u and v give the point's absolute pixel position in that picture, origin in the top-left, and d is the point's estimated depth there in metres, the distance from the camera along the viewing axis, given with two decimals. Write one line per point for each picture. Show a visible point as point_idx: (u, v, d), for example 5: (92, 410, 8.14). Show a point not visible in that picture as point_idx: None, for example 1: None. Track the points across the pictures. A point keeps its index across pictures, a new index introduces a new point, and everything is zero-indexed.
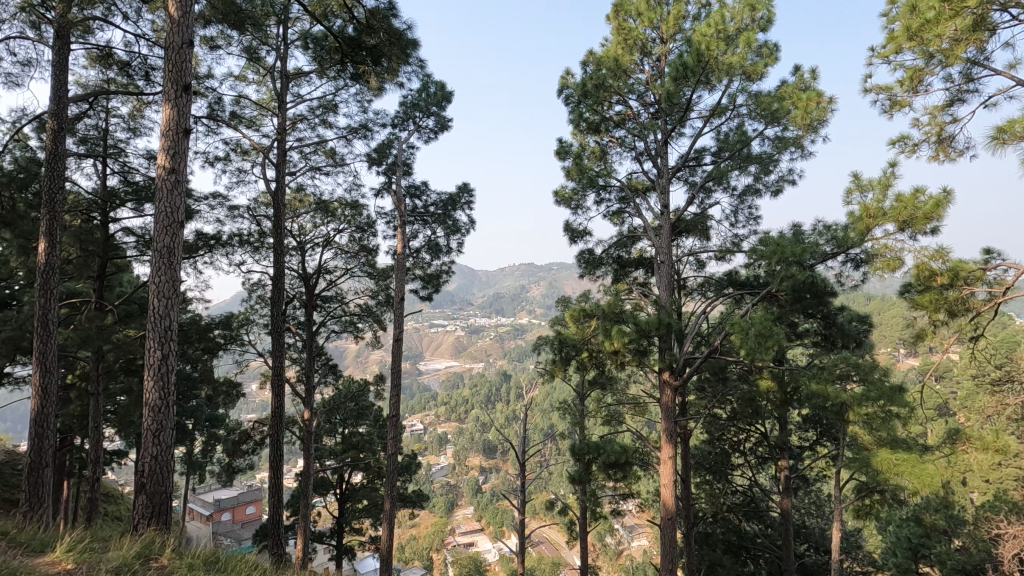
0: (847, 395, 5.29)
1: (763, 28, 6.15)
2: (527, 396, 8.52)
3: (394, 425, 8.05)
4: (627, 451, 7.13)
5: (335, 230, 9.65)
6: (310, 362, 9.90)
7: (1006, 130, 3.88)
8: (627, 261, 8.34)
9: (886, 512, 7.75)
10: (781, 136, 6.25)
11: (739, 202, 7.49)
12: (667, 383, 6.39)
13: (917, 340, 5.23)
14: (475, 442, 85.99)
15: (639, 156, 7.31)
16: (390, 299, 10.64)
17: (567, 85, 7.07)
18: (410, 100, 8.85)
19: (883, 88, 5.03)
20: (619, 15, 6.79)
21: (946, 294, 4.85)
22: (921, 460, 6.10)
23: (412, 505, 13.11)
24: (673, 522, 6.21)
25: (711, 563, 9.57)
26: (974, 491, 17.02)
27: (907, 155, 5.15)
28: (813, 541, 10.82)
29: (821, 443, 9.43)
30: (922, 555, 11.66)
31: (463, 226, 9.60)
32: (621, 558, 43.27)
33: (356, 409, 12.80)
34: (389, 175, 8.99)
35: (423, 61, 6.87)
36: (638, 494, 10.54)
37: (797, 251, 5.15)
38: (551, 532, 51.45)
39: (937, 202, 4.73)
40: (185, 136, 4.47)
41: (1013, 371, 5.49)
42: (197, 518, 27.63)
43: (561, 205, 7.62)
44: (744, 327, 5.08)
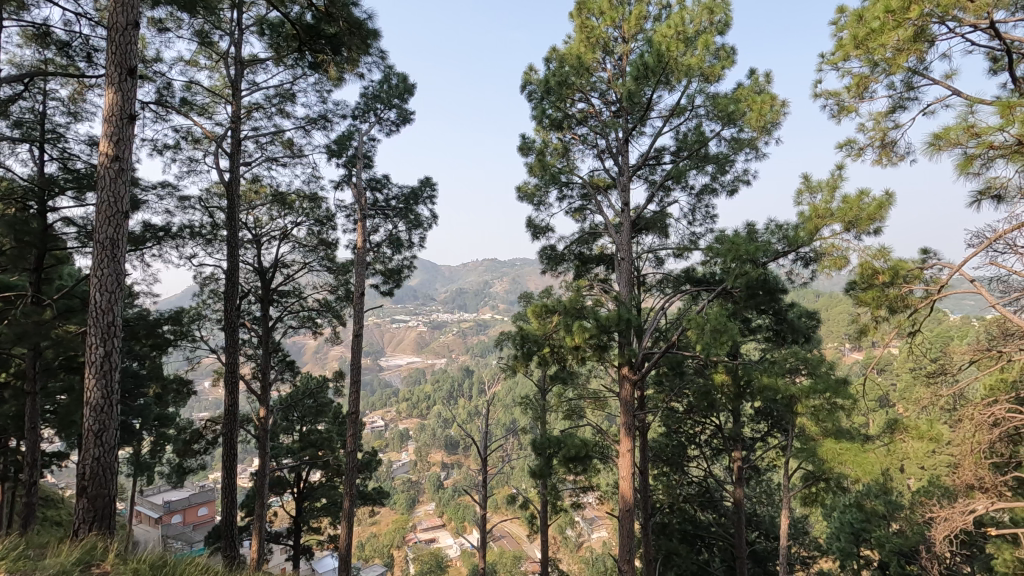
0: (796, 388, 5.72)
1: (720, 32, 6.31)
2: (489, 391, 8.47)
3: (353, 423, 7.86)
4: (588, 445, 7.22)
5: (293, 223, 9.39)
6: (266, 358, 9.60)
7: (942, 137, 4.08)
8: (588, 258, 8.42)
9: (830, 499, 8.10)
10: (737, 137, 6.44)
11: (697, 201, 7.67)
12: (626, 377, 6.47)
13: (861, 334, 5.49)
14: (437, 439, 85.57)
15: (601, 153, 7.40)
16: (350, 294, 10.46)
17: (530, 81, 7.10)
18: (371, 92, 8.69)
19: (832, 94, 5.26)
20: (582, 13, 6.84)
21: (887, 291, 5.13)
22: (863, 449, 6.40)
23: (372, 503, 12.89)
24: (631, 514, 6.31)
25: (668, 552, 9.93)
26: (911, 477, 18.13)
27: (854, 159, 5.43)
28: (763, 528, 11.25)
29: (772, 434, 9.77)
30: (863, 539, 12.21)
31: (425, 221, 9.53)
32: (581, 549, 44.05)
33: (314, 406, 12.49)
34: (349, 167, 8.81)
35: (384, 50, 6.73)
36: (598, 487, 10.64)
37: (750, 249, 5.38)
38: (513, 526, 51.77)
39: (881, 203, 5.02)
40: (131, 122, 4.28)
41: (946, 364, 5.85)
42: (146, 521, 26.48)
43: (524, 201, 7.65)
44: (700, 322, 5.20)
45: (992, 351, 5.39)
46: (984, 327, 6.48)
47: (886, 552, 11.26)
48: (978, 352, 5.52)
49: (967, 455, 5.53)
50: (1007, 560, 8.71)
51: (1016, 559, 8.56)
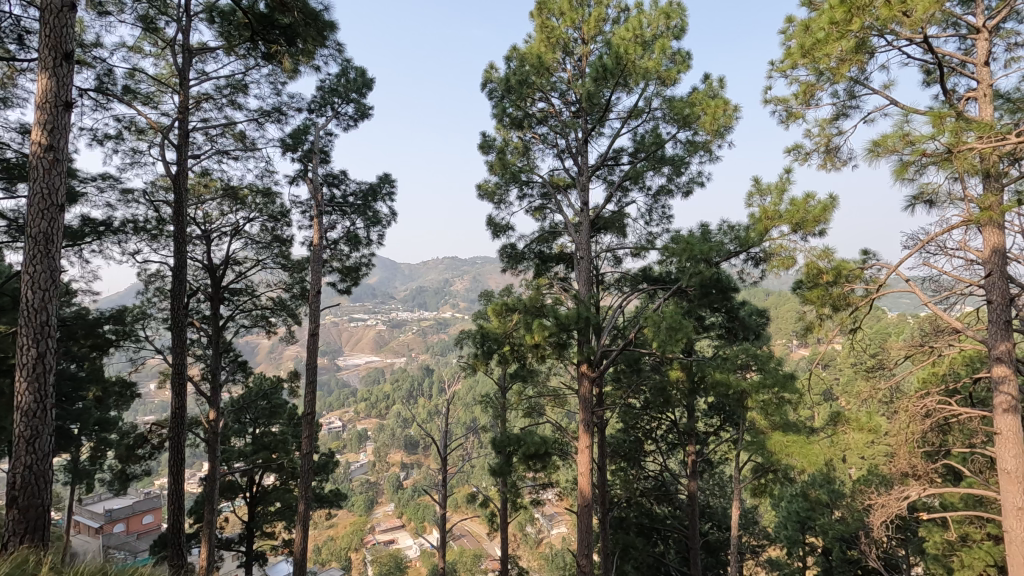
0: (746, 384, 5.99)
1: (677, 36, 6.46)
2: (449, 390, 8.40)
3: (309, 424, 7.65)
4: (547, 442, 7.27)
5: (245, 219, 9.08)
6: (216, 359, 9.24)
7: (880, 144, 4.30)
8: (548, 257, 8.46)
9: (778, 490, 8.44)
10: (692, 140, 6.62)
11: (654, 201, 7.85)
12: (585, 375, 6.53)
13: (806, 332, 5.70)
14: (396, 438, 84.56)
15: (560, 153, 7.47)
16: (305, 292, 10.20)
17: (491, 79, 7.10)
18: (328, 85, 8.48)
19: (780, 100, 5.48)
20: (542, 13, 6.89)
21: (831, 291, 5.38)
22: (808, 441, 6.68)
23: (329, 505, 12.60)
24: (590, 509, 6.39)
25: (625, 545, 10.09)
26: (852, 467, 19.13)
27: (801, 163, 5.68)
28: (716, 519, 11.63)
29: (724, 428, 10.09)
30: (808, 527, 12.79)
31: (384, 218, 9.38)
32: (541, 546, 44.51)
33: (268, 407, 12.10)
34: (305, 162, 8.58)
35: (342, 44, 6.55)
36: (557, 483, 10.73)
37: (705, 249, 5.57)
38: (472, 525, 51.61)
39: (825, 206, 5.29)
40: (66, 109, 4.04)
41: (884, 359, 6.17)
42: (86, 531, 25.05)
43: (484, 199, 7.64)
44: (656, 321, 5.32)
45: (925, 347, 5.75)
46: (918, 324, 6.89)
47: (829, 538, 11.85)
48: (913, 347, 5.88)
49: (901, 445, 5.84)
50: (937, 542, 9.30)
51: (945, 540, 9.18)
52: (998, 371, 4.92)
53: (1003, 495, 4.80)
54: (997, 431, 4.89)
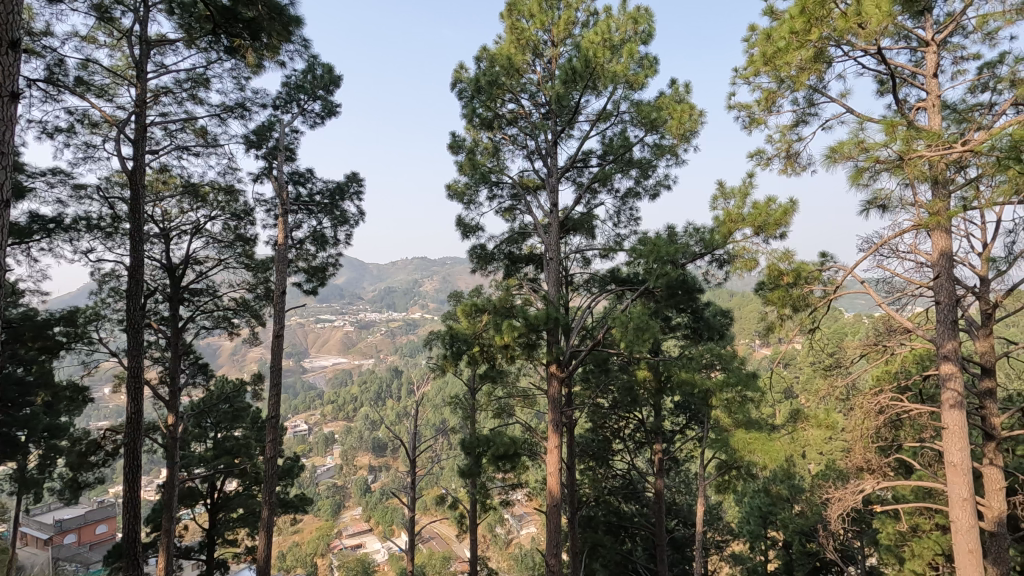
0: (710, 383, 6.13)
1: (644, 41, 6.57)
2: (418, 391, 8.32)
3: (273, 428, 7.46)
4: (516, 443, 7.28)
5: (206, 217, 8.81)
6: (175, 362, 8.93)
7: (837, 150, 4.44)
8: (518, 257, 8.49)
9: (742, 486, 8.65)
10: (659, 143, 6.74)
11: (622, 204, 7.95)
12: (554, 375, 6.55)
13: (768, 332, 5.85)
14: (364, 441, 83.34)
15: (530, 154, 7.50)
16: (270, 293, 9.97)
17: (461, 79, 7.08)
18: (294, 81, 8.31)
19: (743, 107, 5.63)
20: (512, 14, 6.90)
21: (791, 291, 5.56)
22: (770, 438, 6.87)
23: (294, 511, 12.31)
24: (558, 509, 6.42)
25: (593, 544, 10.15)
26: (811, 462, 19.76)
27: (763, 167, 5.85)
28: (681, 516, 11.85)
29: (690, 426, 10.31)
30: (770, 522, 13.15)
31: (352, 217, 9.25)
32: (510, 546, 44.54)
33: (230, 411, 11.76)
34: (270, 160, 8.38)
35: (308, 40, 6.43)
36: (527, 484, 10.74)
37: (671, 251, 5.67)
38: (441, 527, 51.25)
39: (785, 210, 5.46)
40: (12, 100, 3.84)
41: (841, 358, 6.40)
42: (33, 544, 23.83)
43: (454, 200, 7.61)
44: (624, 321, 5.39)
45: (879, 346, 5.99)
46: (872, 324, 7.16)
47: (790, 532, 12.22)
48: (868, 346, 6.12)
49: (857, 440, 6.06)
50: (890, 533, 9.69)
51: (897, 531, 9.58)
52: (946, 369, 5.15)
53: (949, 487, 5.04)
54: (944, 426, 5.11)
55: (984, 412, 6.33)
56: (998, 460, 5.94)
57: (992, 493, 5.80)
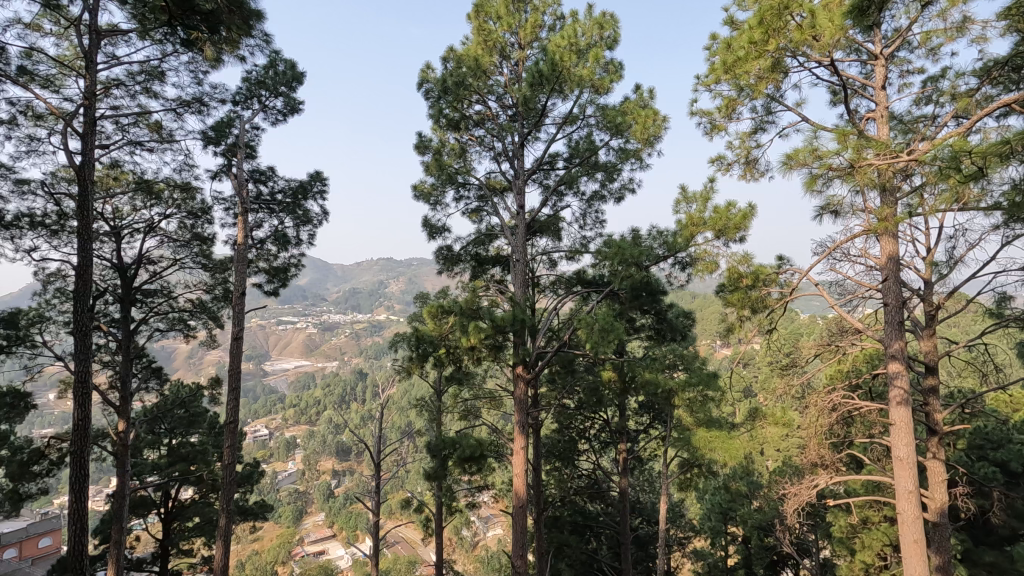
0: (673, 383, 6.26)
1: (610, 47, 6.68)
2: (383, 394, 8.21)
3: (231, 434, 7.23)
4: (483, 445, 7.27)
5: (160, 215, 8.48)
6: (127, 366, 8.56)
7: (793, 157, 4.61)
8: (484, 259, 8.48)
9: (703, 483, 8.84)
10: (623, 147, 6.85)
11: (588, 206, 8.04)
12: (521, 377, 6.57)
13: (728, 332, 6.01)
14: (327, 445, 81.68)
15: (497, 156, 7.51)
16: (228, 294, 9.67)
17: (427, 79, 7.04)
18: (255, 77, 8.09)
19: (705, 113, 5.77)
20: (479, 15, 6.90)
21: (750, 293, 5.75)
22: (730, 436, 7.05)
23: (253, 518, 11.95)
24: (524, 510, 6.43)
25: (559, 544, 10.21)
26: (769, 459, 20.40)
27: (723, 173, 6.02)
28: (645, 514, 12.03)
29: (653, 426, 10.49)
30: (730, 518, 13.49)
31: (315, 217, 9.07)
32: (477, 549, 44.38)
33: (186, 416, 11.34)
34: (229, 157, 8.13)
35: (269, 34, 6.27)
36: (493, 485, 10.71)
37: (636, 254, 5.76)
38: (407, 531, 50.66)
39: (745, 214, 5.64)
40: None
41: (797, 357, 6.63)
42: None
43: (420, 200, 7.55)
44: (589, 322, 5.45)
45: (832, 346, 6.23)
46: (826, 325, 7.45)
47: (748, 527, 12.57)
48: (822, 346, 6.36)
49: (812, 437, 6.28)
50: (842, 526, 10.08)
51: (848, 524, 9.98)
52: (893, 367, 5.39)
53: (896, 480, 5.27)
54: (891, 422, 5.34)
55: (928, 409, 6.66)
56: (941, 454, 6.25)
57: (935, 485, 6.09)
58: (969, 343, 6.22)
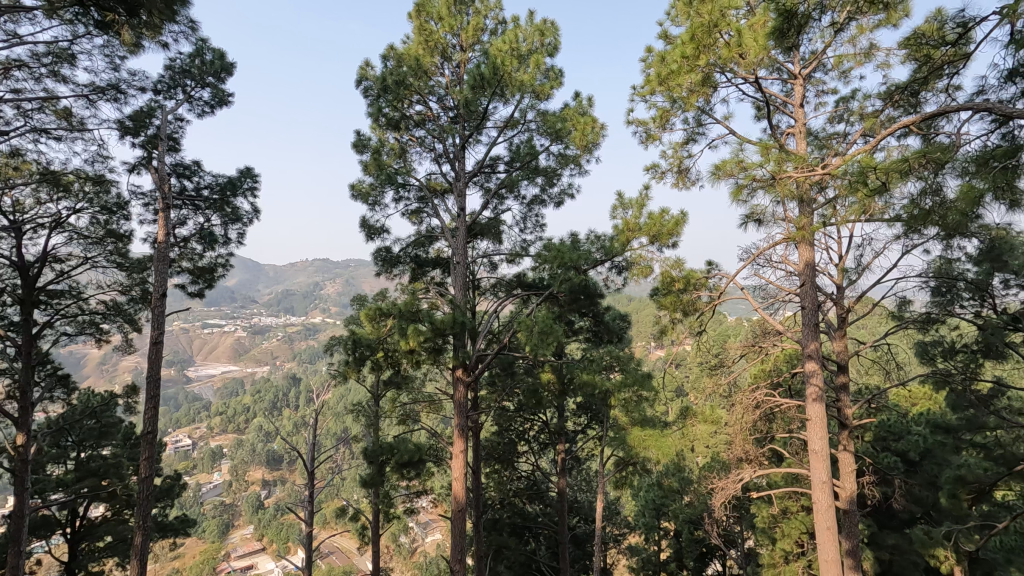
0: (610, 384, 6.43)
1: (550, 53, 6.80)
2: (318, 399, 7.94)
3: (149, 445, 6.75)
4: (421, 449, 7.17)
5: (69, 210, 7.82)
6: (28, 374, 7.82)
7: (721, 168, 4.84)
8: (424, 261, 8.40)
9: (638, 480, 9.11)
10: (563, 153, 6.98)
11: (528, 210, 8.13)
12: (460, 379, 6.54)
13: (662, 334, 6.23)
14: (256, 455, 77.94)
15: (438, 157, 7.46)
16: (148, 295, 9.04)
17: (366, 76, 6.89)
18: (179, 65, 7.63)
19: (641, 122, 5.98)
20: (420, 15, 6.82)
21: (682, 297, 5.97)
22: (662, 435, 7.31)
23: (174, 535, 11.19)
24: (463, 513, 6.39)
25: (498, 546, 10.24)
26: (700, 455, 21.34)
27: (657, 180, 6.25)
28: (582, 513, 12.26)
29: (591, 426, 10.70)
30: (662, 513, 13.96)
31: (245, 215, 8.66)
32: (415, 555, 43.70)
33: (97, 427, 10.49)
34: (148, 149, 7.62)
35: (195, 21, 5.93)
36: (432, 490, 10.57)
37: (574, 258, 5.87)
38: (342, 541, 49.15)
39: (677, 220, 5.88)
40: None
41: (725, 358, 6.98)
42: None
43: (358, 200, 7.36)
44: (529, 325, 5.52)
45: (756, 346, 6.60)
46: (751, 326, 7.87)
47: (680, 521, 13.06)
48: (747, 347, 6.73)
49: (738, 434, 6.62)
50: (765, 516, 10.68)
51: (770, 514, 10.59)
52: (809, 366, 5.79)
53: (812, 472, 5.63)
54: (808, 417, 5.71)
55: (840, 405, 7.19)
56: (850, 446, 6.75)
57: (846, 475, 6.57)
58: (875, 343, 6.76)
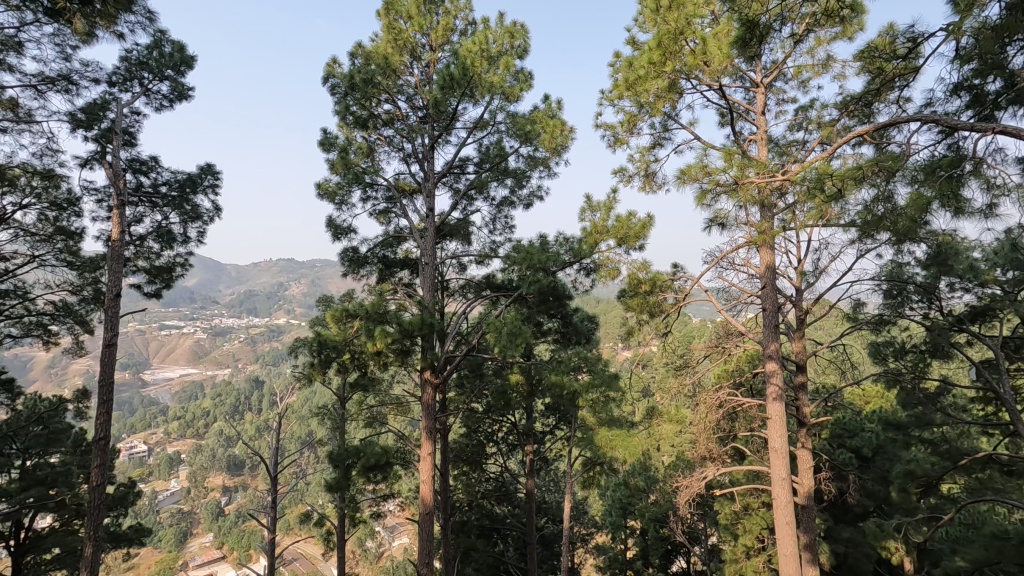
0: (578, 384, 6.49)
1: (519, 56, 6.83)
2: (282, 402, 7.75)
3: (101, 452, 6.46)
4: (388, 452, 7.07)
5: (15, 205, 7.43)
6: None
7: (686, 172, 4.94)
8: (392, 262, 8.31)
9: (605, 480, 9.22)
10: (532, 155, 7.01)
11: (497, 211, 8.13)
12: (428, 381, 6.49)
13: (628, 336, 6.32)
14: (216, 460, 75.61)
15: (406, 157, 7.39)
16: (100, 296, 8.67)
17: (334, 74, 6.78)
18: (136, 57, 7.36)
19: (609, 126, 6.05)
20: (389, 13, 6.75)
21: (649, 299, 6.06)
22: (629, 434, 7.41)
23: (127, 545, 10.74)
24: (431, 516, 6.33)
25: (466, 549, 10.20)
26: (665, 454, 21.73)
27: (625, 184, 6.34)
28: (550, 513, 12.32)
29: (559, 426, 10.77)
30: (629, 512, 14.15)
31: (205, 213, 8.41)
32: (382, 559, 43.14)
33: (44, 434, 9.97)
34: (102, 143, 7.32)
35: (153, 12, 5.73)
36: (399, 494, 10.44)
37: (543, 259, 5.91)
38: (307, 547, 48.13)
39: (644, 223, 5.98)
40: None
41: (689, 359, 7.12)
42: None
43: (325, 199, 7.23)
44: (498, 326, 5.52)
45: (720, 347, 6.76)
46: (715, 328, 8.06)
47: (646, 519, 13.26)
48: (711, 348, 6.89)
49: (702, 433, 6.76)
50: (727, 513, 10.94)
51: (733, 511, 10.84)
52: (770, 366, 5.96)
53: (773, 469, 5.79)
54: (768, 416, 5.88)
55: (798, 403, 7.42)
56: (808, 443, 6.99)
57: (804, 471, 6.79)
58: (831, 344, 7.02)
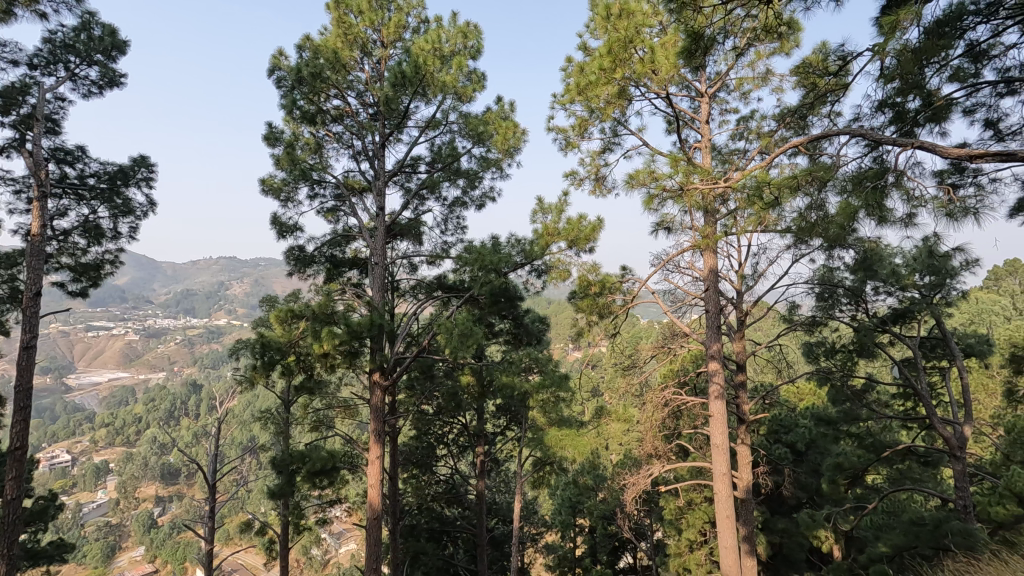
0: (528, 385, 6.54)
1: (472, 56, 6.82)
2: (221, 407, 7.41)
3: (17, 463, 5.99)
4: (335, 456, 6.88)
5: None
6: None
7: (634, 177, 5.07)
8: (341, 261, 8.11)
9: (554, 479, 9.31)
10: (485, 156, 7.01)
11: (449, 211, 8.08)
12: (377, 383, 6.36)
13: (578, 337, 6.42)
14: (148, 469, 71.50)
15: (356, 155, 7.24)
16: (17, 294, 8.04)
17: (280, 66, 6.56)
18: (60, 39, 6.88)
19: (560, 130, 6.14)
20: (339, 7, 6.59)
21: (598, 300, 6.15)
22: (579, 434, 7.51)
23: (47, 563, 9.98)
24: (379, 521, 6.20)
25: (415, 553, 10.05)
26: (613, 453, 22.19)
27: (576, 187, 6.43)
28: (501, 514, 12.34)
29: (510, 427, 10.80)
30: (578, 510, 14.35)
31: (138, 207, 7.95)
32: (327, 567, 41.99)
33: None
34: (21, 130, 6.79)
35: None
36: (346, 499, 10.20)
37: (494, 260, 5.92)
38: (247, 557, 46.25)
39: (594, 226, 6.10)
40: None
41: (637, 359, 7.29)
42: None
43: (269, 195, 6.97)
44: (449, 327, 5.49)
45: (666, 347, 6.97)
46: (661, 328, 8.29)
47: (594, 517, 13.48)
48: (657, 348, 7.08)
49: (648, 431, 6.94)
50: (672, 508, 11.27)
51: (677, 507, 11.18)
52: (712, 366, 6.18)
53: (714, 464, 6.01)
54: (710, 414, 6.10)
55: (738, 401, 7.73)
56: (747, 439, 7.30)
57: (743, 467, 7.08)
58: (768, 344, 7.35)
